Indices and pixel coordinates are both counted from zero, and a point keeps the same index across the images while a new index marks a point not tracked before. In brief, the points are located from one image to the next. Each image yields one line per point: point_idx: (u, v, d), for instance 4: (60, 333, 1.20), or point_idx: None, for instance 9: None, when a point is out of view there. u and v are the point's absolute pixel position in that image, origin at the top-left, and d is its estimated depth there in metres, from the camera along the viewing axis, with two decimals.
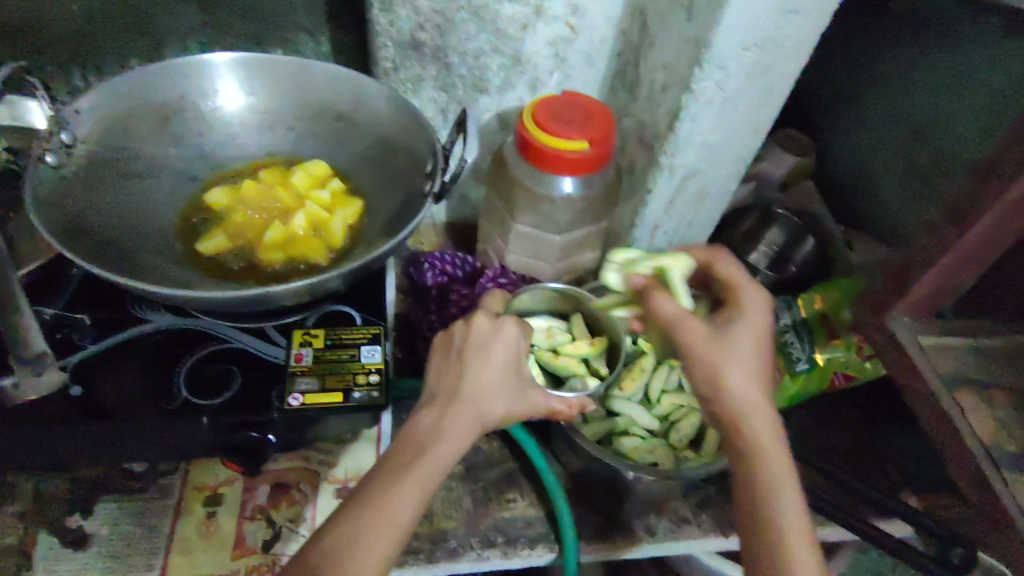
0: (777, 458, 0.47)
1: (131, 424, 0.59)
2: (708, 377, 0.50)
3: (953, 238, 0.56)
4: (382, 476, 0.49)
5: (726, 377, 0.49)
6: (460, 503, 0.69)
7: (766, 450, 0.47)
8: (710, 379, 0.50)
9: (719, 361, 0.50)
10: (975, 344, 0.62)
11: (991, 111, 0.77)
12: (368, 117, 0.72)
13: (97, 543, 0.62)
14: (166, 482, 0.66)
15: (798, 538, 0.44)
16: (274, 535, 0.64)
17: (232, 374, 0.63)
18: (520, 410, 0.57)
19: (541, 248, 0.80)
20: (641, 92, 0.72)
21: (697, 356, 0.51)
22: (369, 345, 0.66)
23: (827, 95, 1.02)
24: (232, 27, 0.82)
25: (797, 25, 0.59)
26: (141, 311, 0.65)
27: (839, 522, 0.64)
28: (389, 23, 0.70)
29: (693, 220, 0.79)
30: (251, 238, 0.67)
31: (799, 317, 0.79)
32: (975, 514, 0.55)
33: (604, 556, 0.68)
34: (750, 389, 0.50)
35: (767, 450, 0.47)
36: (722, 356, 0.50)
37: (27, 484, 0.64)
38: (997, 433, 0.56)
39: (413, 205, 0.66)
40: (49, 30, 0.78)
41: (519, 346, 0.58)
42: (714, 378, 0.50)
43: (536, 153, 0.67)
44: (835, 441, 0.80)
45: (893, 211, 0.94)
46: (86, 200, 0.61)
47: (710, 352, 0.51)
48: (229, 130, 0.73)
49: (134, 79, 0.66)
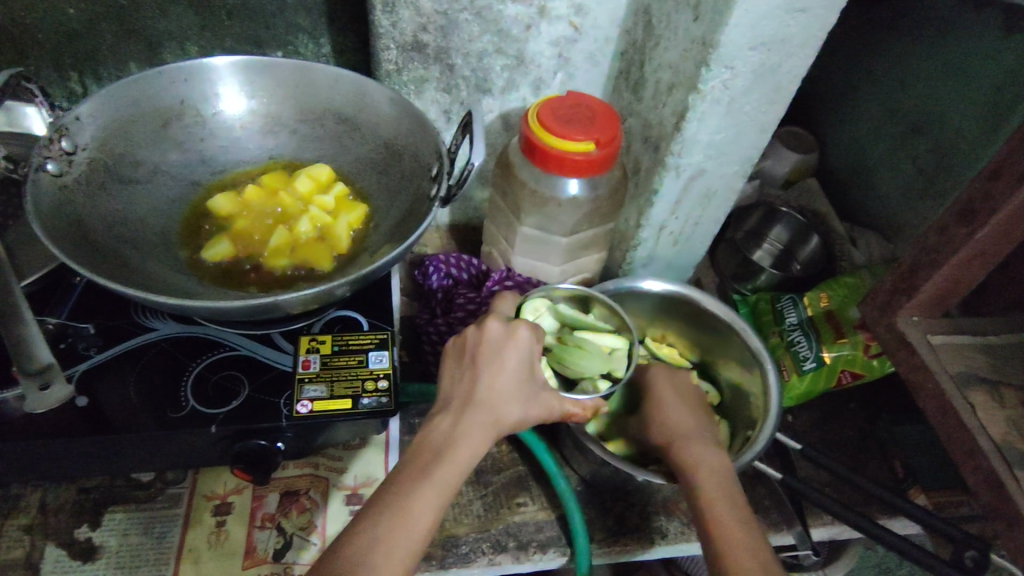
0: (712, 469, 0.57)
1: (135, 434, 0.57)
2: (668, 420, 0.63)
3: (964, 236, 0.56)
4: (398, 487, 0.49)
5: (676, 420, 0.63)
6: (471, 508, 0.69)
7: (703, 460, 0.57)
8: (672, 420, 0.63)
9: (677, 417, 0.63)
10: (985, 341, 0.62)
11: (997, 107, 0.77)
12: (371, 119, 0.72)
13: (106, 554, 0.61)
14: (174, 491, 0.66)
15: (728, 522, 0.52)
16: (284, 544, 0.63)
17: (239, 382, 0.62)
18: (536, 414, 0.56)
19: (545, 249, 0.80)
20: (646, 92, 0.72)
21: (671, 406, 0.64)
22: (377, 350, 0.65)
23: (830, 92, 1.02)
24: (231, 30, 0.81)
25: (805, 24, 0.58)
26: (148, 319, 0.65)
27: (848, 522, 0.64)
28: (392, 25, 0.70)
29: (698, 221, 0.79)
30: (254, 246, 0.66)
31: (806, 316, 0.81)
32: (988, 514, 0.55)
33: (614, 558, 0.69)
34: (698, 426, 0.62)
35: (698, 467, 0.57)
36: (688, 408, 0.64)
37: (33, 496, 0.64)
38: (1012, 431, 0.56)
39: (419, 208, 0.66)
40: (42, 32, 0.77)
41: (533, 349, 0.57)
42: (673, 419, 0.63)
43: (543, 155, 0.66)
44: (842, 439, 0.81)
45: (898, 207, 0.94)
46: (88, 208, 0.60)
47: (671, 413, 0.63)
48: (231, 134, 0.72)
49: (134, 84, 0.65)
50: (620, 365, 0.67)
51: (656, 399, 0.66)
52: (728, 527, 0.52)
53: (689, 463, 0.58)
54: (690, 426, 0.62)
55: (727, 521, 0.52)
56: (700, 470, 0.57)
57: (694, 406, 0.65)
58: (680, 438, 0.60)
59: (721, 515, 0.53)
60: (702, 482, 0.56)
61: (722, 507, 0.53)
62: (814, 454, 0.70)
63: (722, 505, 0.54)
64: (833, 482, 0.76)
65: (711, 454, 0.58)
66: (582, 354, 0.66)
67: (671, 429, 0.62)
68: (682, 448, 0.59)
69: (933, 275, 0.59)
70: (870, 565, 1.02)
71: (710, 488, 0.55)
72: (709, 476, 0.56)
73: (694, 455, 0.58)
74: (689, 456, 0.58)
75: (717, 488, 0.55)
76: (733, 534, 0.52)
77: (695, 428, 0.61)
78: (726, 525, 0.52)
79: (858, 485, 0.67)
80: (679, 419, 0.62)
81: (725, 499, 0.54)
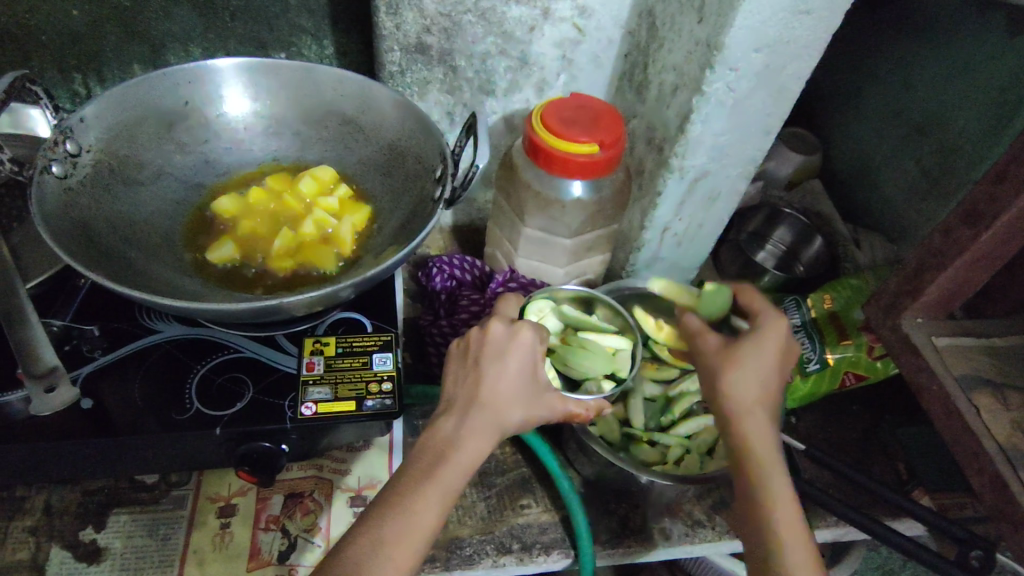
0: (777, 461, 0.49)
1: (139, 436, 0.57)
2: (753, 379, 0.50)
3: (968, 239, 0.56)
4: (402, 487, 0.49)
5: (756, 383, 0.50)
6: (475, 509, 0.69)
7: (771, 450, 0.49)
8: (762, 377, 0.51)
9: (760, 378, 0.51)
10: (988, 342, 0.62)
11: (1001, 108, 0.77)
12: (375, 121, 0.72)
13: (111, 556, 0.61)
14: (179, 493, 0.66)
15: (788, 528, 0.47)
16: (289, 546, 0.64)
17: (243, 384, 0.62)
18: (539, 416, 0.56)
19: (549, 250, 0.80)
20: (650, 93, 0.72)
21: (768, 355, 0.51)
22: (381, 352, 0.65)
23: (834, 94, 1.02)
24: (235, 31, 0.81)
25: (808, 25, 0.58)
26: (152, 321, 0.65)
27: (852, 523, 0.64)
28: (396, 26, 0.70)
29: (703, 222, 0.79)
30: (259, 248, 0.66)
31: (809, 317, 0.81)
32: (993, 515, 0.55)
33: (618, 560, 0.68)
34: (773, 399, 0.51)
35: (771, 454, 0.49)
36: (775, 367, 0.51)
37: (37, 497, 0.64)
38: (1016, 432, 0.55)
39: (423, 209, 0.66)
40: (46, 34, 0.77)
41: (536, 351, 0.57)
42: (766, 376, 0.51)
43: (547, 156, 0.66)
44: (845, 440, 0.81)
45: (901, 208, 0.94)
46: (93, 210, 0.60)
47: (758, 372, 0.51)
48: (236, 136, 0.72)
49: (139, 87, 0.65)
50: (625, 365, 0.68)
51: (750, 346, 0.52)
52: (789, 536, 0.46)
53: (766, 451, 0.49)
54: (767, 396, 0.51)
55: (792, 528, 0.47)
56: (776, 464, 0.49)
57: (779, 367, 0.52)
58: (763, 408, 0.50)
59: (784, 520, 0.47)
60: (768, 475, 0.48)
61: (790, 506, 0.47)
62: (818, 455, 0.70)
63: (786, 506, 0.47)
64: (838, 483, 0.76)
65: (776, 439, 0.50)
66: (587, 354, 0.66)
67: (753, 393, 0.50)
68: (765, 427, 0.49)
69: (936, 278, 0.59)
70: (874, 566, 1.02)
71: (781, 486, 0.48)
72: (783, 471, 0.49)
73: (762, 439, 0.49)
74: (766, 439, 0.49)
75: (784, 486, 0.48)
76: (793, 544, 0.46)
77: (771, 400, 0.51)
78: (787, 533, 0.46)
79: (862, 486, 0.67)
80: (760, 385, 0.51)
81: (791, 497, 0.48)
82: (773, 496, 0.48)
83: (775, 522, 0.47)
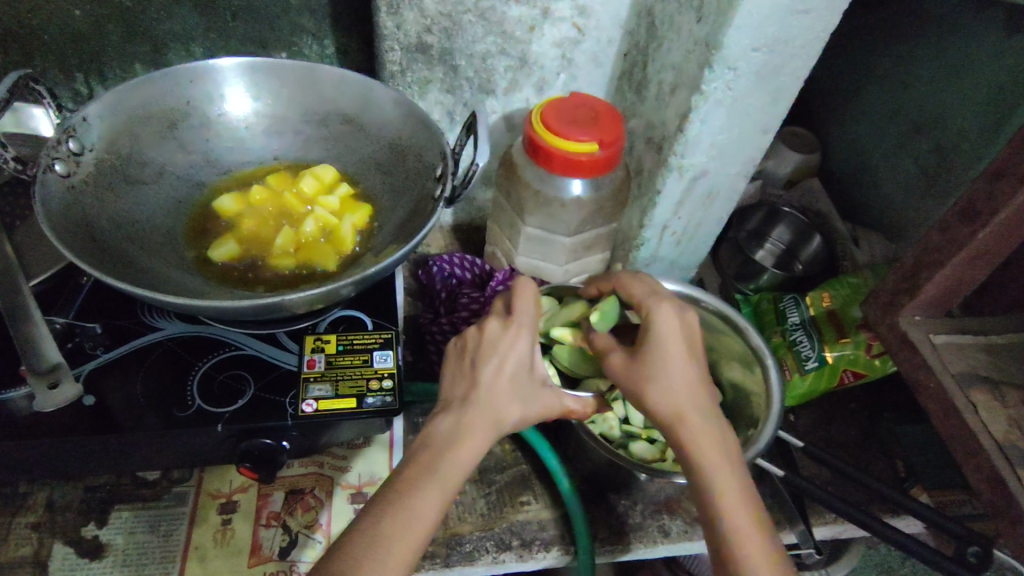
0: (717, 454, 0.50)
1: (141, 432, 0.58)
2: (671, 386, 0.52)
3: (966, 236, 0.56)
4: (400, 484, 0.49)
5: (674, 385, 0.52)
6: (475, 506, 0.69)
7: (705, 445, 0.50)
8: (678, 379, 0.52)
9: (676, 380, 0.52)
10: (985, 340, 0.63)
11: (999, 108, 0.77)
12: (375, 120, 0.72)
13: (113, 552, 0.62)
14: (180, 489, 0.66)
15: (745, 523, 0.48)
16: (290, 542, 0.64)
17: (244, 380, 0.62)
18: (535, 413, 0.56)
19: (548, 250, 0.81)
20: (649, 93, 0.72)
21: (676, 353, 0.52)
22: (381, 350, 0.66)
23: (833, 92, 1.03)
24: (236, 31, 0.82)
25: (807, 25, 0.58)
26: (153, 318, 0.66)
27: (850, 519, 0.64)
28: (396, 26, 0.70)
29: (702, 221, 0.79)
30: (260, 246, 0.67)
31: (808, 316, 0.82)
32: (990, 512, 0.55)
33: (616, 556, 0.69)
34: (701, 394, 0.52)
35: (709, 453, 0.50)
36: (686, 365, 0.53)
37: (40, 494, 0.64)
38: (1013, 430, 0.56)
39: (423, 208, 0.66)
40: (48, 33, 0.77)
41: (532, 348, 0.57)
42: (682, 377, 0.52)
43: (546, 155, 0.67)
44: (843, 437, 0.81)
45: (900, 206, 0.94)
46: (96, 209, 0.61)
47: (674, 373, 0.52)
48: (237, 135, 0.72)
49: (141, 86, 0.66)
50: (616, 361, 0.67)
51: (656, 352, 0.53)
52: (743, 532, 0.47)
53: (708, 451, 0.50)
54: (693, 393, 0.52)
55: (746, 522, 0.48)
56: (719, 464, 0.50)
57: (691, 360, 0.53)
58: (695, 410, 0.51)
59: (738, 515, 0.48)
60: (710, 474, 0.49)
61: (739, 500, 0.49)
62: (816, 451, 0.70)
63: (734, 500, 0.48)
64: (836, 481, 0.77)
65: (716, 434, 0.51)
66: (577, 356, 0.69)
67: (673, 396, 0.51)
68: (695, 427, 0.51)
69: (934, 275, 0.59)
70: (872, 564, 1.03)
71: (726, 484, 0.49)
72: (725, 464, 0.50)
73: (693, 437, 0.51)
74: (703, 439, 0.50)
75: (729, 478, 0.49)
76: (749, 540, 0.47)
77: (695, 394, 0.52)
78: (744, 529, 0.47)
79: (860, 483, 0.67)
80: (680, 385, 0.52)
81: (737, 488, 0.49)
82: (719, 495, 0.49)
83: (728, 517, 0.48)
